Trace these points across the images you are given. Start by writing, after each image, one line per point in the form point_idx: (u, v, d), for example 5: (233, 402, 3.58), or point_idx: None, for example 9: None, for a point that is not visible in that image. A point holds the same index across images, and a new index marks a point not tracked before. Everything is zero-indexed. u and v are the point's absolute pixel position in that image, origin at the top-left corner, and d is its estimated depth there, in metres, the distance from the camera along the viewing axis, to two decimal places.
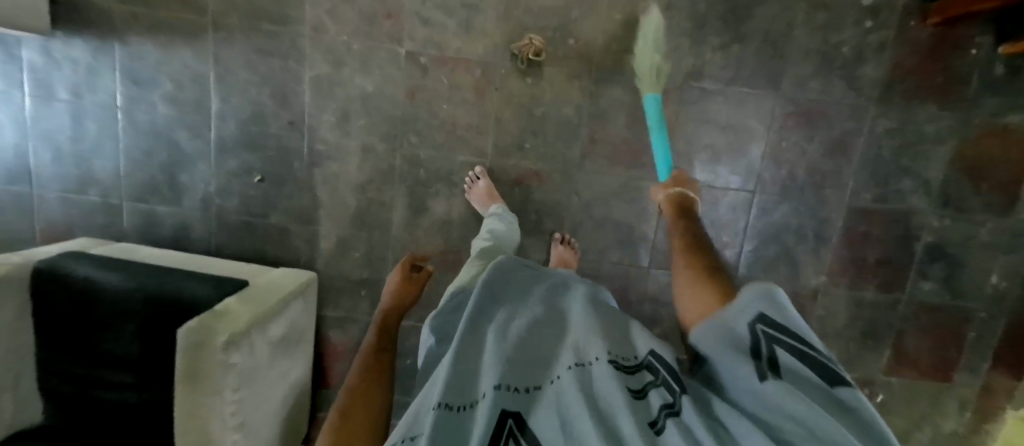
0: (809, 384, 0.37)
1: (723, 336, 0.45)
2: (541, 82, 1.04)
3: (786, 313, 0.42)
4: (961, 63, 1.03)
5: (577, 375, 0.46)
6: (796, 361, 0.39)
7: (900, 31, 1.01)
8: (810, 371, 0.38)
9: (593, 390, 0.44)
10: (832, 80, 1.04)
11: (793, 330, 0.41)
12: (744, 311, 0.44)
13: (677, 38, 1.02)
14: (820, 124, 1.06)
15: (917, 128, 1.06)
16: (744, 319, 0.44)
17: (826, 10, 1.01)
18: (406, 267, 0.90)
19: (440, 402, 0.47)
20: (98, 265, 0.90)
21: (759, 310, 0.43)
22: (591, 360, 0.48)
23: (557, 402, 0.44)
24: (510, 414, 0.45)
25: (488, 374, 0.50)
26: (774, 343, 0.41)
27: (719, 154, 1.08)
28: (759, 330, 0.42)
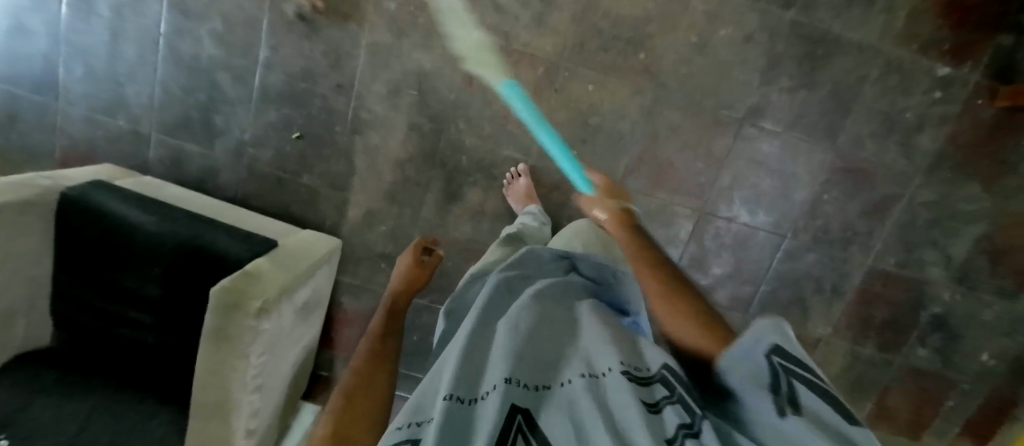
0: (832, 428, 0.25)
1: (740, 369, 0.33)
2: (602, 92, 1.02)
3: (796, 347, 0.31)
4: (1014, 150, 1.03)
5: (591, 385, 0.35)
6: (820, 401, 0.27)
7: (965, 108, 1.01)
8: (832, 411, 0.26)
9: (608, 403, 0.33)
10: (887, 144, 1.04)
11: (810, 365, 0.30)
12: (754, 339, 0.32)
13: (747, 73, 1.00)
14: (864, 183, 1.07)
15: (955, 204, 1.07)
16: (758, 344, 0.32)
17: (899, 73, 0.99)
18: (417, 249, 0.82)
19: (448, 394, 0.36)
20: (128, 201, 0.87)
21: (774, 339, 0.31)
22: (603, 364, 0.38)
23: (569, 411, 0.34)
24: (519, 411, 0.34)
25: (498, 364, 0.40)
26: (791, 378, 0.29)
27: (760, 195, 1.08)
28: (773, 363, 0.30)
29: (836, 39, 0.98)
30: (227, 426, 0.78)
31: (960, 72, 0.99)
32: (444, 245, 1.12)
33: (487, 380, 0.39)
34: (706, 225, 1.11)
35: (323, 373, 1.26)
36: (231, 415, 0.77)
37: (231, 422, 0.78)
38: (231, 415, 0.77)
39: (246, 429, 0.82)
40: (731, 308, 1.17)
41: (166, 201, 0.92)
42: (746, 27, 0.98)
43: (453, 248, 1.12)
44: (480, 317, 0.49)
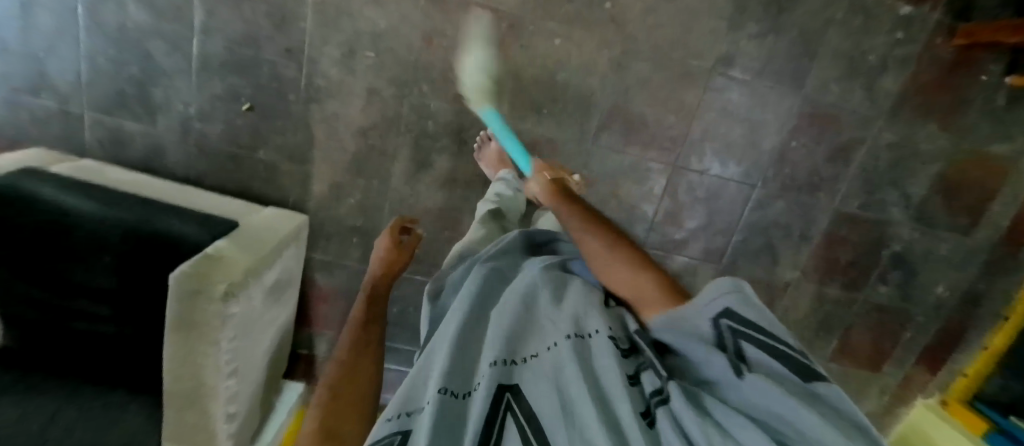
0: (780, 378, 0.31)
1: (694, 335, 0.40)
2: (569, 45, 0.98)
3: (747, 309, 0.38)
4: (970, 87, 1.05)
5: (577, 348, 0.36)
6: (766, 358, 0.34)
7: (926, 47, 1.02)
8: (778, 366, 0.33)
9: (595, 369, 0.34)
10: (851, 87, 1.05)
11: (765, 325, 0.37)
12: (708, 303, 0.40)
13: (715, 19, 0.98)
14: (830, 129, 1.08)
15: (914, 144, 1.10)
16: (711, 308, 0.40)
17: (863, 13, 0.99)
18: (395, 228, 0.75)
19: (440, 386, 0.35)
20: (66, 188, 0.80)
21: (726, 304, 0.39)
22: (589, 332, 0.39)
23: (554, 376, 0.34)
24: (507, 389, 0.34)
25: (488, 347, 0.40)
26: (742, 340, 0.36)
27: (731, 145, 1.08)
28: (722, 325, 0.38)
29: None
30: (205, 413, 0.76)
31: (921, 10, 0.99)
32: (416, 215, 1.09)
33: (478, 368, 0.39)
34: (679, 179, 1.11)
35: (302, 352, 1.24)
36: (208, 401, 0.76)
37: (210, 409, 0.77)
38: (208, 401, 0.76)
39: (226, 415, 0.80)
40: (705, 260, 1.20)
41: (110, 188, 0.85)
42: None
43: (427, 217, 1.10)
44: (469, 304, 0.49)
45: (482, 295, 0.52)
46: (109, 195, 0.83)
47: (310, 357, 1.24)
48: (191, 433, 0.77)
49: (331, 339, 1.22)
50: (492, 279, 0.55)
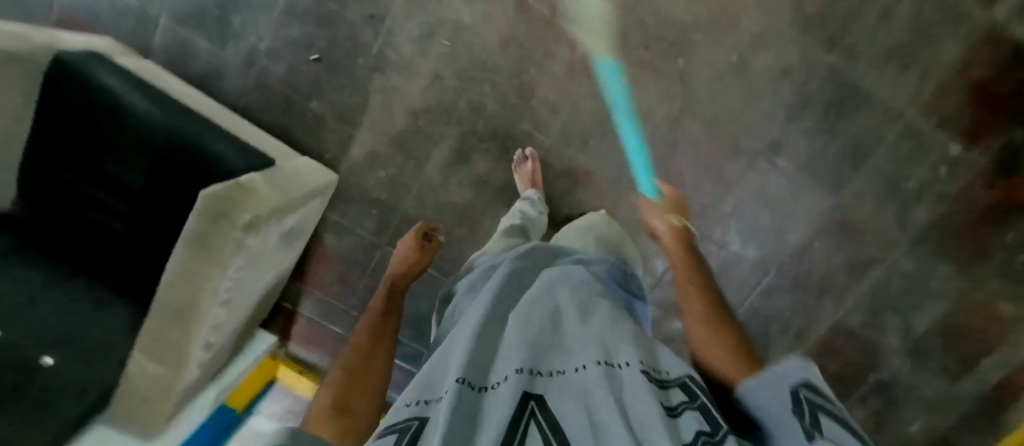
0: None
1: (763, 399, 0.34)
2: (632, 90, 1.01)
3: (829, 390, 0.32)
4: (994, 240, 1.07)
5: (607, 374, 0.35)
6: (841, 431, 0.27)
7: (963, 190, 1.04)
8: (857, 443, 0.26)
9: (624, 396, 0.33)
10: (884, 207, 1.07)
11: (846, 411, 0.30)
12: (790, 370, 0.34)
13: (775, 106, 1.01)
14: (853, 240, 1.10)
15: (928, 279, 1.12)
16: (789, 374, 0.34)
17: (915, 141, 1.01)
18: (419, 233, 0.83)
19: (461, 377, 0.35)
20: (123, 81, 0.80)
21: (805, 376, 0.33)
22: (620, 362, 0.37)
23: (583, 396, 0.33)
24: (532, 397, 0.33)
25: (512, 353, 0.39)
26: (816, 410, 0.30)
27: (756, 228, 1.10)
28: (799, 394, 0.31)
29: (868, 94, 0.99)
30: (186, 335, 0.75)
31: (969, 154, 1.01)
32: (439, 205, 1.10)
33: (499, 369, 0.38)
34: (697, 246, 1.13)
35: (285, 305, 1.20)
36: (193, 325, 0.74)
37: (193, 332, 0.75)
38: (193, 325, 0.74)
39: (203, 344, 0.78)
40: None
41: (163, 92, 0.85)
42: (787, 59, 0.97)
43: (449, 210, 1.10)
44: (491, 308, 0.49)
45: (504, 303, 0.52)
46: (161, 98, 0.83)
47: (292, 313, 1.21)
48: (164, 352, 0.75)
49: (318, 300, 1.19)
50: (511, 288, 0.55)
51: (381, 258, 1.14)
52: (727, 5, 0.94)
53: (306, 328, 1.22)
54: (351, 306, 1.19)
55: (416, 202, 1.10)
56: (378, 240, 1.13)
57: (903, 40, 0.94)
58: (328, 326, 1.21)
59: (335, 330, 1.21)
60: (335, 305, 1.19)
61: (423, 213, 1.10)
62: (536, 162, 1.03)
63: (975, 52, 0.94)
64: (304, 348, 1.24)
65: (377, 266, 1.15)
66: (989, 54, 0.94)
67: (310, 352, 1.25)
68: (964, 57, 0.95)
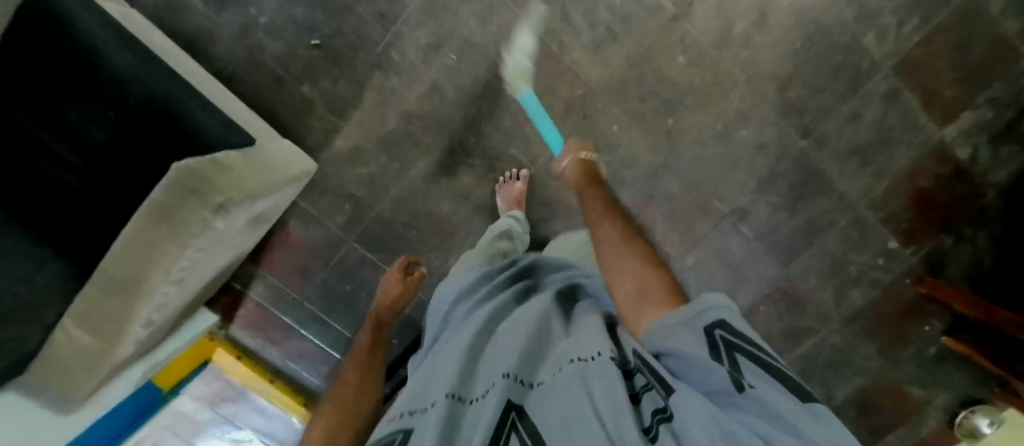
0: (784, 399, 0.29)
1: (679, 343, 0.35)
2: (622, 136, 1.05)
3: (736, 317, 0.34)
4: (915, 331, 1.18)
5: (580, 372, 0.36)
6: (759, 373, 0.31)
7: (895, 281, 1.14)
8: (776, 389, 0.30)
9: (593, 394, 0.33)
10: (826, 284, 1.16)
11: (751, 337, 0.34)
12: (707, 305, 0.35)
13: (749, 177, 1.07)
14: (795, 310, 1.19)
15: (853, 355, 1.21)
16: (704, 315, 0.35)
17: (861, 230, 1.11)
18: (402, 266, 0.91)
19: (450, 392, 0.39)
20: (106, 30, 0.73)
21: (719, 311, 0.34)
22: (592, 355, 0.38)
23: (559, 402, 0.35)
24: (514, 407, 0.36)
25: (498, 362, 0.42)
26: (734, 352, 0.33)
27: (713, 286, 1.16)
28: (716, 335, 0.34)
29: (830, 181, 1.07)
30: (129, 310, 0.71)
31: (905, 251, 1.12)
32: (416, 211, 1.08)
33: (483, 381, 0.41)
34: None
35: (235, 285, 1.12)
36: (139, 299, 0.70)
37: (135, 306, 0.71)
38: (139, 300, 0.70)
39: (145, 320, 0.74)
40: None
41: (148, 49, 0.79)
42: (765, 136, 1.04)
43: (424, 218, 1.09)
44: (484, 318, 0.52)
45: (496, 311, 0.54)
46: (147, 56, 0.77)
47: (240, 293, 1.13)
48: (100, 323, 0.70)
49: (272, 286, 1.13)
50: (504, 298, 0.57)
51: (346, 254, 1.11)
52: (721, 76, 1.00)
53: (253, 312, 1.15)
54: (307, 297, 1.14)
55: (393, 204, 1.08)
56: (346, 235, 1.09)
57: (866, 139, 1.04)
58: (278, 314, 1.14)
59: (285, 318, 1.15)
60: (288, 294, 1.13)
61: (398, 215, 1.08)
62: (526, 183, 1.04)
63: (923, 162, 1.05)
64: (247, 333, 1.16)
65: (339, 262, 1.11)
66: (933, 165, 1.05)
67: (254, 337, 1.17)
68: (913, 164, 1.05)
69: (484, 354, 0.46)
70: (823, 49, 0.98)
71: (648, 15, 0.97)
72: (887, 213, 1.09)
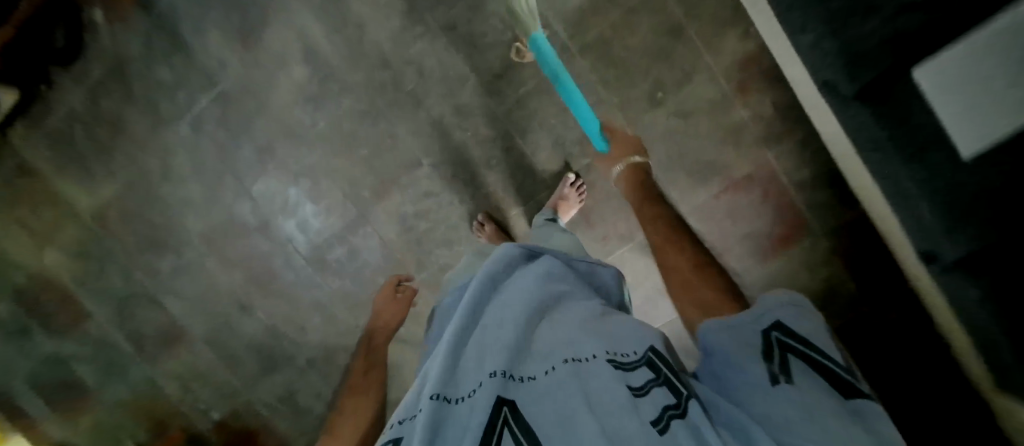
0: (818, 391, 0.38)
1: (739, 338, 0.45)
2: (323, 223, 1.18)
3: (798, 322, 0.44)
4: (143, 426, 1.35)
5: (575, 373, 0.39)
6: (814, 376, 0.40)
7: (185, 415, 1.34)
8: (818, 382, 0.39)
9: (589, 393, 0.37)
10: (178, 372, 1.30)
11: (813, 341, 0.43)
12: (771, 310, 0.46)
13: (270, 313, 1.25)
14: (152, 347, 1.28)
15: (119, 373, 1.30)
16: (763, 320, 0.46)
17: (227, 396, 1.32)
18: (391, 285, 0.94)
19: (435, 391, 0.38)
20: None
21: (775, 317, 0.45)
22: (587, 357, 0.41)
23: (556, 403, 0.36)
24: (506, 403, 0.36)
25: (487, 356, 0.42)
26: (786, 348, 0.43)
27: (183, 283, 1.24)
28: (773, 336, 0.44)
29: (259, 375, 1.30)
30: None
31: (208, 425, 1.35)
32: (265, 6, 1.04)
33: (477, 371, 0.40)
34: (180, 225, 1.20)
35: None
36: None
37: None
38: None
39: None
40: (93, 209, 1.20)
41: None
42: (310, 334, 1.26)
43: (261, 16, 1.05)
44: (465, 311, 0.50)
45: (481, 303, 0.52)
46: None
47: None
48: None
49: None
50: (493, 282, 0.55)
51: None
52: (360, 306, 1.22)
53: None
54: None
55: None
56: None
57: (288, 397, 1.31)
58: None
59: None
60: None
61: None
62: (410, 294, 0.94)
63: (265, 431, 1.35)
64: None
65: None
66: (263, 437, 1.36)
67: None
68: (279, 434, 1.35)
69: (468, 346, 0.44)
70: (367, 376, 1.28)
71: (414, 258, 1.18)
72: (229, 411, 1.34)
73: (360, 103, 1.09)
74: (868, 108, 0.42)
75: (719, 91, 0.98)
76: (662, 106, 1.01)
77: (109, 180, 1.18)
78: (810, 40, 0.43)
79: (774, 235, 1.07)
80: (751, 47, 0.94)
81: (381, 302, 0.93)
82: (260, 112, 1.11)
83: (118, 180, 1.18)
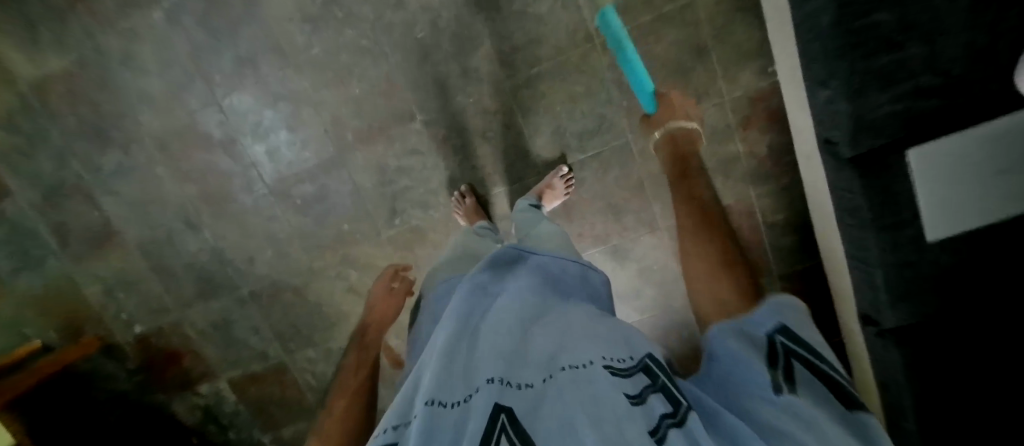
0: (821, 403, 0.36)
1: (741, 338, 0.41)
2: (296, 155, 1.10)
3: (803, 330, 0.41)
4: (51, 325, 1.25)
5: (575, 380, 0.36)
6: (819, 388, 0.37)
7: (102, 322, 1.25)
8: (825, 394, 0.37)
9: (589, 397, 0.34)
10: (103, 275, 1.20)
11: (813, 346, 0.40)
12: (778, 316, 0.42)
13: (219, 236, 1.17)
14: (78, 243, 1.17)
15: (34, 262, 1.19)
16: (765, 322, 0.42)
17: (154, 311, 1.24)
18: (389, 276, 0.98)
19: (430, 398, 0.37)
20: None
21: (780, 319, 0.42)
22: (583, 363, 0.38)
23: (555, 407, 0.35)
24: (503, 411, 0.35)
25: (486, 363, 0.41)
26: (790, 355, 0.39)
27: (124, 182, 1.13)
28: (777, 339, 0.40)
29: (193, 297, 1.22)
30: None
31: (127, 336, 1.27)
32: None
33: (475, 378, 0.40)
34: (133, 119, 1.08)
35: None
36: None
37: None
38: None
39: None
40: (33, 77, 1.06)
41: None
42: (258, 266, 1.20)
43: None
44: (459, 318, 0.50)
45: (476, 310, 0.52)
46: None
47: None
48: None
49: None
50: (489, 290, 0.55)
51: None
52: (319, 249, 1.18)
53: None
54: None
55: None
56: None
57: (221, 323, 1.25)
58: None
59: None
60: None
61: None
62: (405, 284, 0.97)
63: (190, 355, 1.29)
64: None
65: None
66: (187, 359, 1.29)
67: None
68: (204, 359, 1.29)
69: (461, 353, 0.44)
70: (310, 320, 1.24)
71: (386, 213, 1.14)
72: (153, 327, 1.25)
73: (362, 38, 1.01)
74: (861, 175, 0.51)
75: (723, 120, 1.00)
76: None
77: (58, 47, 1.04)
78: (828, 97, 0.50)
79: None
80: (764, 85, 0.96)
81: (375, 295, 0.94)
82: (250, 20, 1.01)
83: (70, 51, 1.04)
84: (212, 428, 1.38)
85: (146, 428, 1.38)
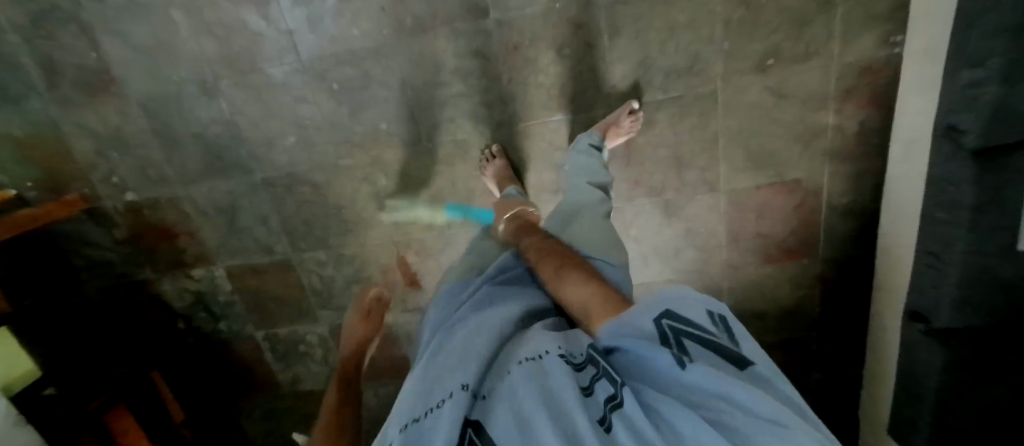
0: (719, 365, 0.36)
1: (636, 328, 0.42)
2: (341, 31, 0.95)
3: (687, 312, 0.42)
4: (29, 176, 1.10)
5: (536, 372, 0.40)
6: (711, 355, 0.37)
7: (89, 182, 1.11)
8: (719, 361, 0.37)
9: (543, 392, 0.38)
10: (95, 129, 1.05)
11: (698, 321, 0.41)
12: (663, 302, 0.43)
13: (236, 109, 1.02)
14: (67, 85, 1.00)
15: (14, 99, 1.02)
16: (649, 311, 0.43)
17: (151, 181, 1.11)
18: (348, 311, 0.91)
19: (408, 421, 0.39)
20: None
21: (666, 305, 0.43)
22: (540, 354, 0.43)
23: (516, 402, 0.37)
24: (470, 423, 0.37)
25: (453, 372, 0.43)
26: (681, 334, 0.40)
27: (131, 22, 0.95)
28: (664, 323, 0.41)
29: (198, 173, 1.10)
30: None
31: (116, 203, 1.14)
32: None
33: (444, 386, 0.42)
34: None
35: None
36: None
37: None
38: None
39: None
40: None
41: None
42: (277, 152, 1.07)
43: None
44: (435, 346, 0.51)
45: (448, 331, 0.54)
46: None
47: None
48: None
49: None
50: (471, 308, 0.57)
51: None
52: (350, 145, 1.06)
53: None
54: None
55: None
56: None
57: (227, 207, 1.14)
58: None
59: None
60: None
61: None
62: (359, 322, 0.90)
63: (186, 236, 1.18)
64: None
65: None
66: (182, 240, 1.18)
67: None
68: (202, 242, 1.19)
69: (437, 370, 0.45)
70: (327, 221, 1.15)
71: (431, 119, 1.03)
72: (149, 199, 1.13)
73: None
74: None
75: (823, 87, 0.92)
76: (765, 75, 0.92)
77: None
78: None
79: (782, 244, 1.09)
80: (880, 57, 0.87)
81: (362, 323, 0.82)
82: None
83: None
84: (201, 316, 1.30)
85: (127, 307, 1.29)
